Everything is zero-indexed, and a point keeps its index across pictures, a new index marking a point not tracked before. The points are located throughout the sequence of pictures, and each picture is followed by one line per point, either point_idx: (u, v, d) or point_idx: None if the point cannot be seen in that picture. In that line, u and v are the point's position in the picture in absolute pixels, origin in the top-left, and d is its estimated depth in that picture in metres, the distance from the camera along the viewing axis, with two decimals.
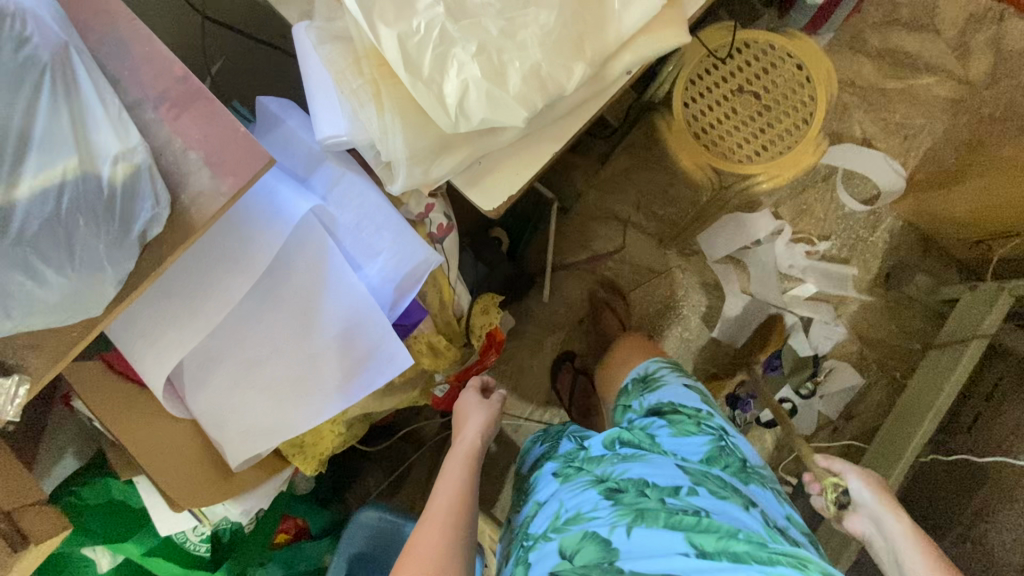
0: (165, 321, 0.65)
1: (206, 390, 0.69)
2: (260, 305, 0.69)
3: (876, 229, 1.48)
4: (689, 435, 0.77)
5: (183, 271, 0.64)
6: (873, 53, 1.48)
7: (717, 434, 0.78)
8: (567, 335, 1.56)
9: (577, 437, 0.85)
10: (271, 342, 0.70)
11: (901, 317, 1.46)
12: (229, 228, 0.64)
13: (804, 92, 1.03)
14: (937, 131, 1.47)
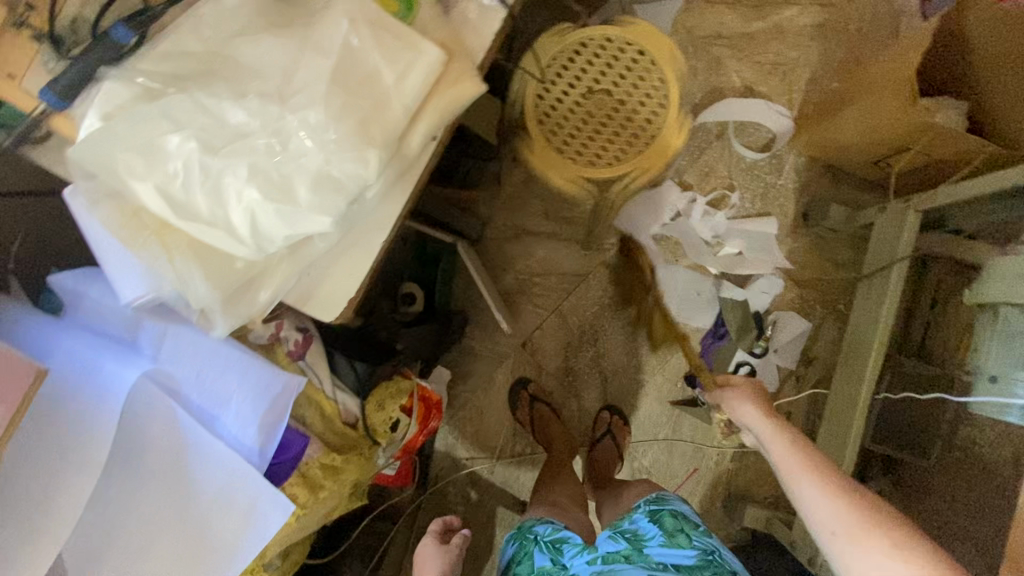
0: (43, 516, 0.75)
1: (116, 552, 0.81)
2: (147, 471, 0.81)
3: (782, 170, 1.46)
4: (678, 548, 0.80)
5: (42, 463, 0.75)
6: (729, 0, 1.47)
7: (706, 547, 0.80)
8: (515, 362, 1.51)
9: (555, 541, 0.87)
10: (161, 500, 0.82)
11: (829, 251, 1.44)
12: (70, 416, 0.76)
13: (653, 78, 0.99)
14: (814, 59, 1.46)
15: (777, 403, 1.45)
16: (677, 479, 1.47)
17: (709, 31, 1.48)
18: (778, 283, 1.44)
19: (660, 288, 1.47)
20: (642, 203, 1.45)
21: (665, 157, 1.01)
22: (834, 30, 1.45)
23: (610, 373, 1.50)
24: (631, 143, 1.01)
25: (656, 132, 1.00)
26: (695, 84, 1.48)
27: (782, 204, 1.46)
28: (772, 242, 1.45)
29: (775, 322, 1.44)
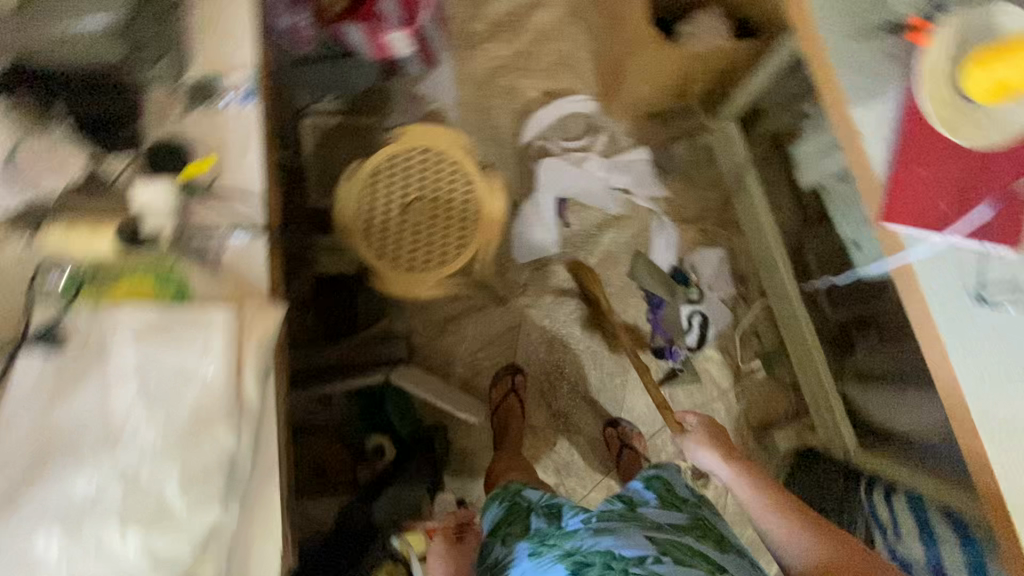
0: None
1: None
2: None
3: (618, 138, 1.55)
4: (669, 512, 0.92)
5: None
6: (489, 37, 1.59)
7: (693, 513, 0.94)
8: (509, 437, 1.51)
9: (545, 508, 0.97)
10: None
11: (697, 180, 1.53)
12: None
13: (448, 163, 1.07)
14: (583, 40, 1.59)
15: (741, 326, 1.49)
16: None
17: (489, 66, 1.59)
18: (673, 229, 1.51)
19: (584, 295, 1.54)
20: (523, 222, 1.52)
21: (499, 215, 1.06)
22: (584, 10, 1.60)
23: (592, 389, 1.53)
24: (464, 227, 1.07)
25: (478, 206, 1.07)
26: (504, 114, 1.57)
27: (636, 163, 1.53)
28: (648, 176, 1.53)
29: (693, 264, 1.51)
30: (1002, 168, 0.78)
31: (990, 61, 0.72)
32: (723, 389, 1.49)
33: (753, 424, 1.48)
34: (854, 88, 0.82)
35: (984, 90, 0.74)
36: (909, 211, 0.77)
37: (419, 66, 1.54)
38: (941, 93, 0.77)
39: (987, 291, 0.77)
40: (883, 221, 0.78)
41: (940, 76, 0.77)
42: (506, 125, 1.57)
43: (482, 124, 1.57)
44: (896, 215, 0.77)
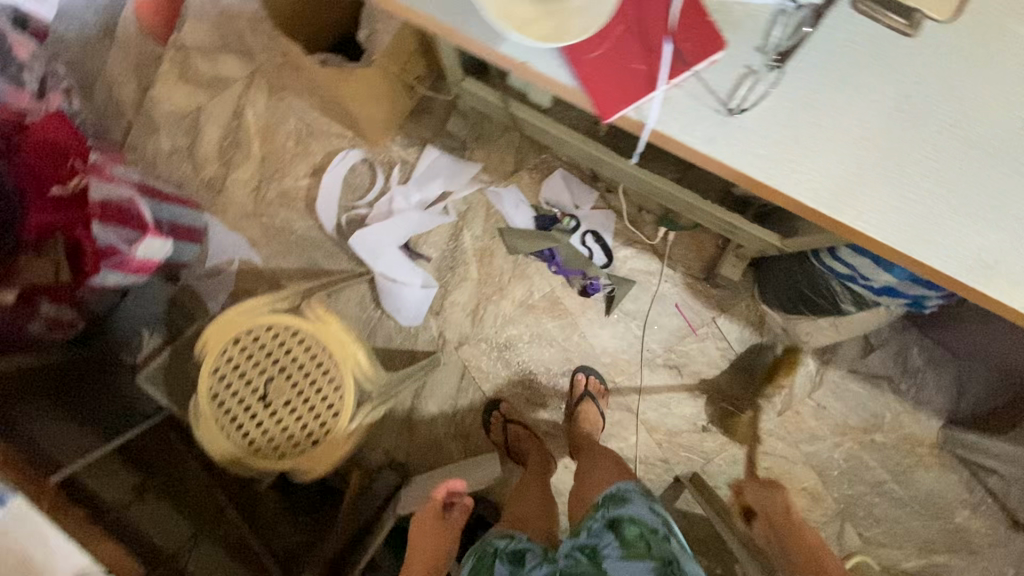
0: None
1: None
2: None
3: (401, 156, 1.47)
4: (636, 560, 0.94)
5: None
6: (230, 169, 1.49)
7: (664, 559, 0.94)
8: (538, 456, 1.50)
9: (512, 556, 1.03)
10: None
11: (492, 133, 1.47)
12: None
13: (264, 332, 1.00)
14: (299, 103, 1.49)
15: (627, 212, 1.47)
16: (682, 321, 1.49)
17: (251, 194, 1.49)
18: (511, 186, 1.47)
19: (493, 299, 1.50)
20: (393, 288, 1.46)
21: (345, 337, 1.00)
22: (277, 79, 1.49)
23: (563, 361, 1.51)
24: (324, 368, 1.00)
25: (318, 341, 1.00)
26: (297, 219, 1.48)
27: (433, 164, 1.47)
28: (453, 165, 1.46)
29: (550, 200, 1.47)
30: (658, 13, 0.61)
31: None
32: (658, 270, 1.48)
33: (701, 275, 1.48)
34: (468, 23, 0.63)
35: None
36: (619, 98, 0.60)
37: (193, 246, 1.44)
38: (534, 14, 0.60)
39: (738, 95, 0.61)
40: (609, 119, 0.61)
41: (523, 6, 0.59)
42: (307, 227, 1.48)
43: (291, 244, 1.49)
44: (611, 106, 0.60)
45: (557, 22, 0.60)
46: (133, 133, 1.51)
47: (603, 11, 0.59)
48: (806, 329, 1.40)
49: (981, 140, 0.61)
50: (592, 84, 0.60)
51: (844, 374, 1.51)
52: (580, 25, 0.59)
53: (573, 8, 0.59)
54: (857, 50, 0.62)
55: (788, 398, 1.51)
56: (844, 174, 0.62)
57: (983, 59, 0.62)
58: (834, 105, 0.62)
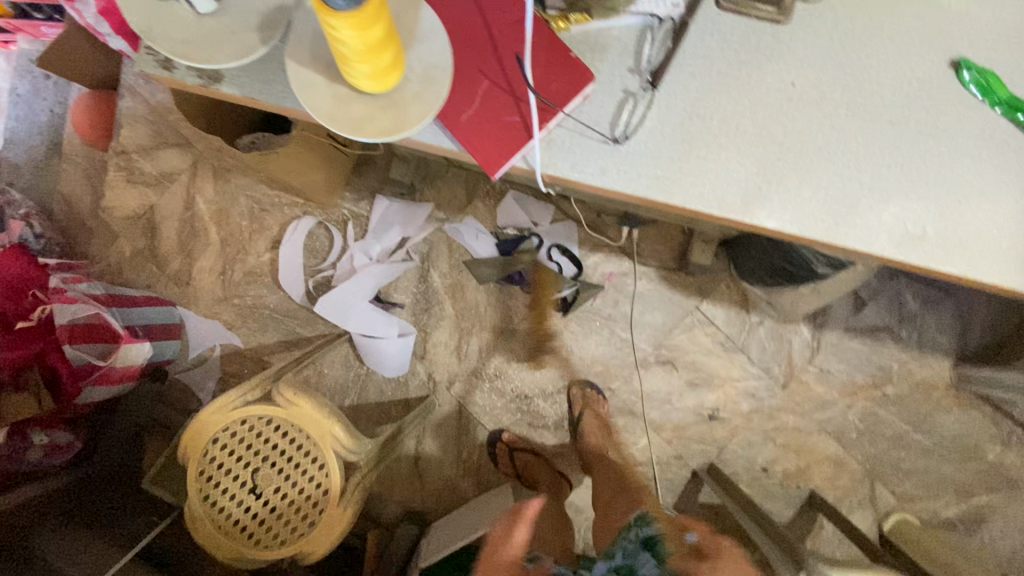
0: None
1: None
2: None
3: (354, 211, 1.47)
4: None
5: None
6: (193, 259, 1.51)
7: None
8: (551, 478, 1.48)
9: None
10: None
11: (436, 172, 1.47)
12: None
13: (240, 426, 1.00)
14: (246, 181, 1.50)
15: (587, 219, 1.45)
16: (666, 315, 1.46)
17: (218, 279, 1.51)
18: (468, 218, 1.47)
19: (473, 331, 1.48)
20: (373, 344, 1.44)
21: (320, 414, 1.00)
22: (220, 162, 1.51)
23: (556, 379, 1.48)
24: (306, 447, 1.00)
25: (295, 422, 1.00)
26: (268, 294, 1.50)
27: (387, 212, 1.46)
28: (404, 209, 1.46)
29: (507, 224, 1.46)
30: (516, 64, 0.60)
31: (378, 73, 0.53)
32: (631, 268, 1.45)
33: (676, 265, 1.45)
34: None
35: (373, 76, 0.53)
36: (501, 157, 0.60)
37: (173, 342, 1.46)
38: (370, 110, 0.58)
39: (621, 125, 0.60)
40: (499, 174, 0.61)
41: (360, 107, 0.58)
42: (279, 299, 1.49)
43: (266, 319, 1.50)
44: (498, 164, 0.60)
45: (404, 109, 0.58)
46: (95, 245, 1.54)
47: (440, 89, 0.57)
48: (790, 299, 1.36)
49: (874, 108, 0.62)
50: (470, 148, 0.60)
51: (841, 334, 1.47)
52: (419, 110, 0.57)
53: (410, 94, 0.57)
54: (732, 52, 0.61)
55: (789, 369, 1.47)
56: (752, 177, 0.61)
57: (858, 38, 0.62)
58: (732, 106, 0.61)
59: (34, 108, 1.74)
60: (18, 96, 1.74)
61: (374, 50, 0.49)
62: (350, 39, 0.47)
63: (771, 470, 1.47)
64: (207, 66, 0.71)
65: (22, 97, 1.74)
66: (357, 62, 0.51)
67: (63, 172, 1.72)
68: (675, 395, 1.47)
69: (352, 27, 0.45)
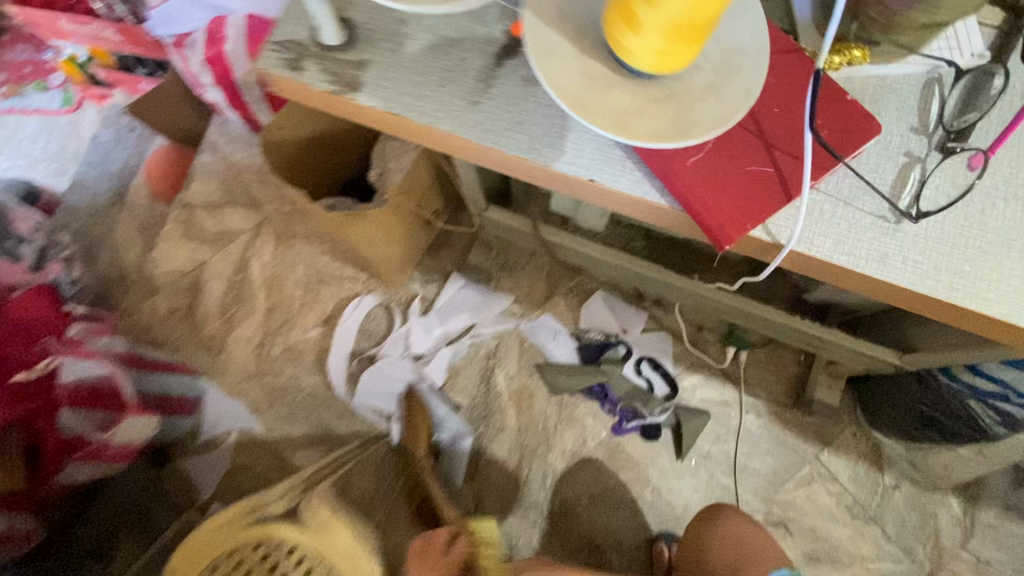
0: None
1: None
2: None
3: (420, 292, 1.31)
4: None
5: None
6: (231, 326, 1.34)
7: None
8: None
9: None
10: None
11: (516, 259, 1.31)
12: None
13: (252, 552, 0.74)
14: (310, 250, 1.37)
15: (686, 333, 1.26)
16: (776, 461, 1.20)
17: (253, 352, 1.32)
18: (546, 314, 1.28)
19: (538, 450, 1.23)
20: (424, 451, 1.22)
21: (357, 547, 0.76)
22: (285, 227, 1.40)
23: (636, 528, 1.19)
24: None
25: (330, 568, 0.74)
26: (306, 377, 1.29)
27: (455, 296, 1.29)
28: (475, 297, 1.29)
29: (591, 326, 1.26)
30: (770, 98, 0.46)
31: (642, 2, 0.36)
32: (735, 399, 1.23)
33: (789, 401, 1.22)
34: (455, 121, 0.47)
35: (655, 67, 0.41)
36: (738, 216, 0.44)
37: (182, 420, 1.25)
38: (639, 102, 0.43)
39: (910, 193, 0.45)
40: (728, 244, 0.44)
41: (622, 95, 0.43)
42: (318, 384, 1.29)
43: (297, 405, 1.28)
44: (736, 231, 0.43)
45: (690, 109, 0.43)
46: (128, 298, 1.38)
47: (741, 91, 0.44)
48: (942, 461, 1.11)
49: None
50: (699, 202, 0.44)
51: (1001, 515, 1.17)
52: (714, 114, 0.43)
53: (697, 88, 0.44)
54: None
55: (937, 555, 1.15)
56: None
57: None
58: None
59: (111, 156, 1.72)
60: (100, 144, 1.74)
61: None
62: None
63: None
64: (346, 69, 0.46)
65: (102, 145, 1.73)
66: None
67: (119, 220, 1.64)
68: None
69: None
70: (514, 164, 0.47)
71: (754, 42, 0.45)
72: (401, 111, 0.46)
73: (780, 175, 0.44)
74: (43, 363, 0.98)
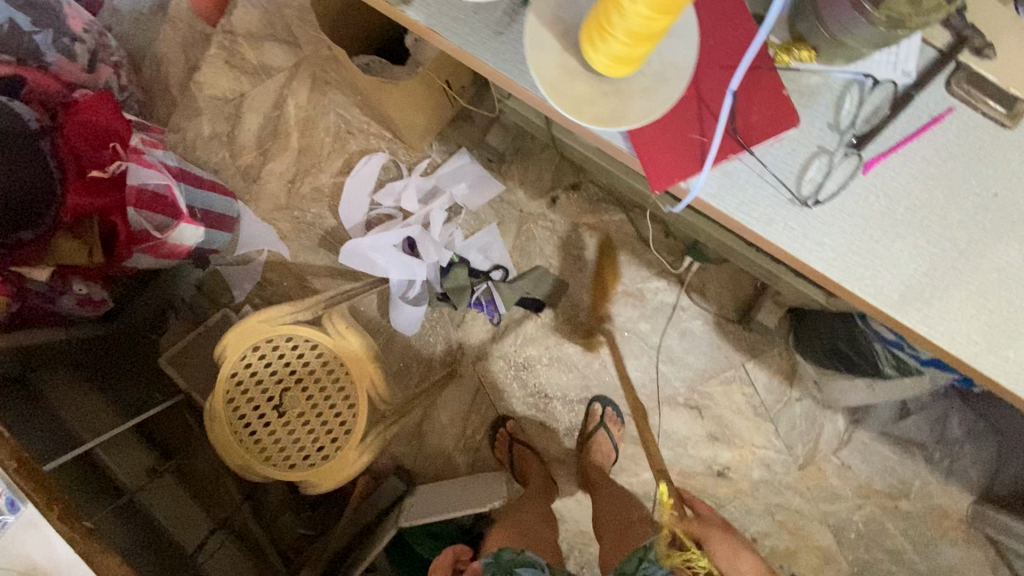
0: None
1: None
2: None
3: (438, 162, 1.44)
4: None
5: None
6: (265, 159, 1.48)
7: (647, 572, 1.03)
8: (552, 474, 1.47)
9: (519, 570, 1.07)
10: None
11: (529, 147, 1.43)
12: None
13: (284, 342, 0.99)
14: (343, 100, 1.46)
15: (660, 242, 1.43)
16: (709, 361, 1.44)
17: (284, 186, 1.48)
18: (545, 203, 1.44)
19: (515, 314, 1.46)
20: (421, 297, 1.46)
21: (362, 354, 1.00)
22: (322, 71, 1.47)
23: (580, 389, 1.46)
24: (333, 395, 0.99)
25: (339, 363, 0.99)
26: (329, 217, 1.48)
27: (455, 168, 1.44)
28: (480, 174, 1.44)
29: (581, 221, 1.44)
30: (712, 79, 0.58)
31: (593, 34, 0.49)
32: (689, 305, 1.43)
33: (735, 317, 1.42)
34: (470, 40, 0.58)
35: (611, 68, 0.52)
36: (670, 171, 0.57)
37: (224, 234, 1.43)
38: (592, 92, 0.55)
39: (812, 182, 0.57)
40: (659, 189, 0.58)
41: (581, 86, 0.56)
42: (338, 226, 1.48)
43: (319, 240, 1.48)
44: (665, 181, 0.57)
45: (625, 99, 0.56)
46: (175, 115, 1.50)
47: (671, 96, 0.55)
48: (840, 386, 1.34)
49: (1001, 211, 0.57)
50: (644, 155, 0.58)
51: (875, 436, 1.44)
52: (639, 110, 0.55)
53: (637, 89, 0.55)
54: (929, 152, 0.57)
55: (811, 453, 1.44)
56: (915, 273, 0.57)
57: (1002, 150, 0.57)
58: (898, 206, 0.57)
59: None
60: None
61: (660, 10, 0.41)
62: (635, 15, 0.43)
63: (760, 542, 1.46)
64: None
65: None
66: (618, 44, 0.48)
67: (162, 31, 1.69)
68: (692, 441, 1.45)
69: (652, 6, 0.41)
70: (512, 87, 0.60)
71: (685, 61, 0.56)
72: (429, 21, 0.58)
73: (707, 145, 0.57)
74: (112, 167, 1.17)
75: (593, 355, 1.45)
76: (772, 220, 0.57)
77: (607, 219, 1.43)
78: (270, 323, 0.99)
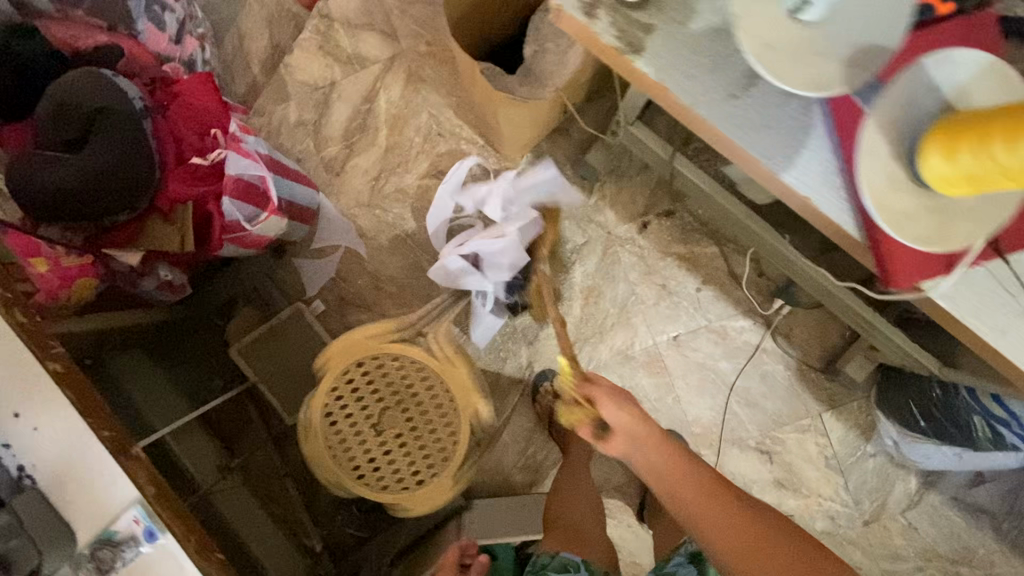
0: None
1: None
2: None
3: (529, 174, 1.40)
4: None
5: None
6: (349, 152, 1.44)
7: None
8: (611, 502, 1.45)
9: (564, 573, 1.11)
10: None
11: (626, 169, 1.39)
12: None
13: (391, 361, 0.97)
14: (436, 99, 1.41)
15: (750, 280, 1.39)
16: (785, 406, 1.41)
17: (368, 182, 1.44)
18: (636, 228, 1.40)
19: (592, 338, 1.43)
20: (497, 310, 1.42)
21: (469, 382, 0.97)
22: (417, 68, 1.41)
23: None
24: (435, 420, 0.97)
25: (445, 389, 0.97)
26: (411, 219, 1.44)
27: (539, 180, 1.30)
28: (572, 191, 1.40)
29: (669, 252, 1.40)
30: None
31: (950, 145, 0.52)
32: (772, 348, 1.39)
33: (818, 365, 1.39)
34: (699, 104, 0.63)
35: (943, 182, 0.55)
36: (917, 271, 0.61)
37: (303, 228, 1.40)
38: (913, 205, 0.58)
39: None
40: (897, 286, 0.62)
41: (903, 196, 0.58)
42: (420, 229, 1.44)
43: (398, 242, 1.44)
44: (910, 279, 0.60)
45: (933, 209, 0.58)
46: (262, 97, 1.46)
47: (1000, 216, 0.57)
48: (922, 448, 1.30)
49: None
50: (890, 251, 0.60)
51: (945, 500, 1.41)
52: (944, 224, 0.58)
53: (954, 203, 0.57)
54: None
55: (878, 510, 1.41)
56: None
57: None
58: None
59: None
60: None
61: None
62: None
63: None
64: (634, 30, 0.63)
65: None
66: (982, 168, 0.50)
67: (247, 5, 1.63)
68: (757, 485, 1.42)
69: None
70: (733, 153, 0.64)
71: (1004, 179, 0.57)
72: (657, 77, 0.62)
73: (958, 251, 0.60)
74: (213, 154, 1.13)
75: (665, 386, 1.42)
76: (999, 326, 0.60)
77: (697, 250, 1.39)
78: (378, 342, 0.97)
